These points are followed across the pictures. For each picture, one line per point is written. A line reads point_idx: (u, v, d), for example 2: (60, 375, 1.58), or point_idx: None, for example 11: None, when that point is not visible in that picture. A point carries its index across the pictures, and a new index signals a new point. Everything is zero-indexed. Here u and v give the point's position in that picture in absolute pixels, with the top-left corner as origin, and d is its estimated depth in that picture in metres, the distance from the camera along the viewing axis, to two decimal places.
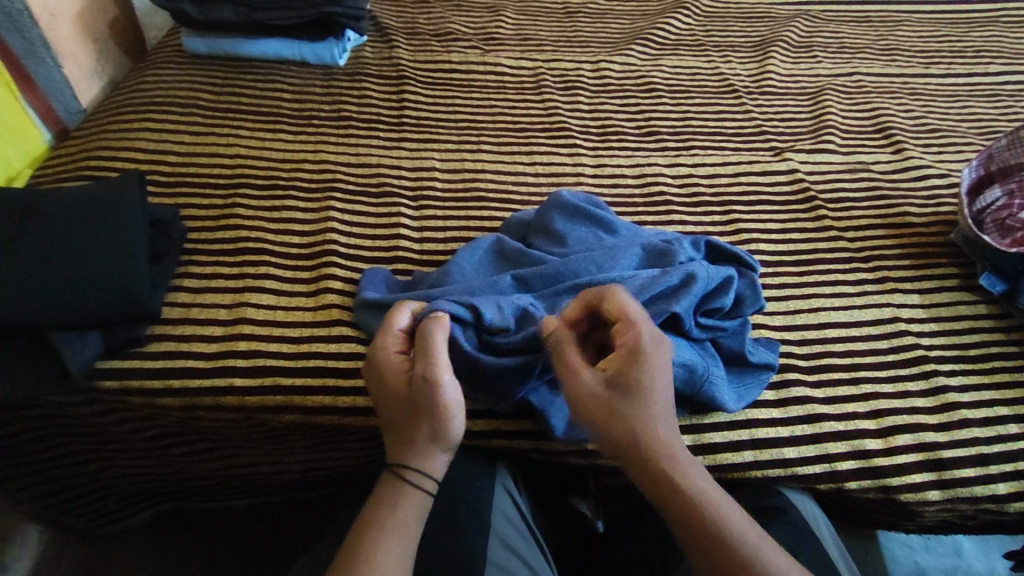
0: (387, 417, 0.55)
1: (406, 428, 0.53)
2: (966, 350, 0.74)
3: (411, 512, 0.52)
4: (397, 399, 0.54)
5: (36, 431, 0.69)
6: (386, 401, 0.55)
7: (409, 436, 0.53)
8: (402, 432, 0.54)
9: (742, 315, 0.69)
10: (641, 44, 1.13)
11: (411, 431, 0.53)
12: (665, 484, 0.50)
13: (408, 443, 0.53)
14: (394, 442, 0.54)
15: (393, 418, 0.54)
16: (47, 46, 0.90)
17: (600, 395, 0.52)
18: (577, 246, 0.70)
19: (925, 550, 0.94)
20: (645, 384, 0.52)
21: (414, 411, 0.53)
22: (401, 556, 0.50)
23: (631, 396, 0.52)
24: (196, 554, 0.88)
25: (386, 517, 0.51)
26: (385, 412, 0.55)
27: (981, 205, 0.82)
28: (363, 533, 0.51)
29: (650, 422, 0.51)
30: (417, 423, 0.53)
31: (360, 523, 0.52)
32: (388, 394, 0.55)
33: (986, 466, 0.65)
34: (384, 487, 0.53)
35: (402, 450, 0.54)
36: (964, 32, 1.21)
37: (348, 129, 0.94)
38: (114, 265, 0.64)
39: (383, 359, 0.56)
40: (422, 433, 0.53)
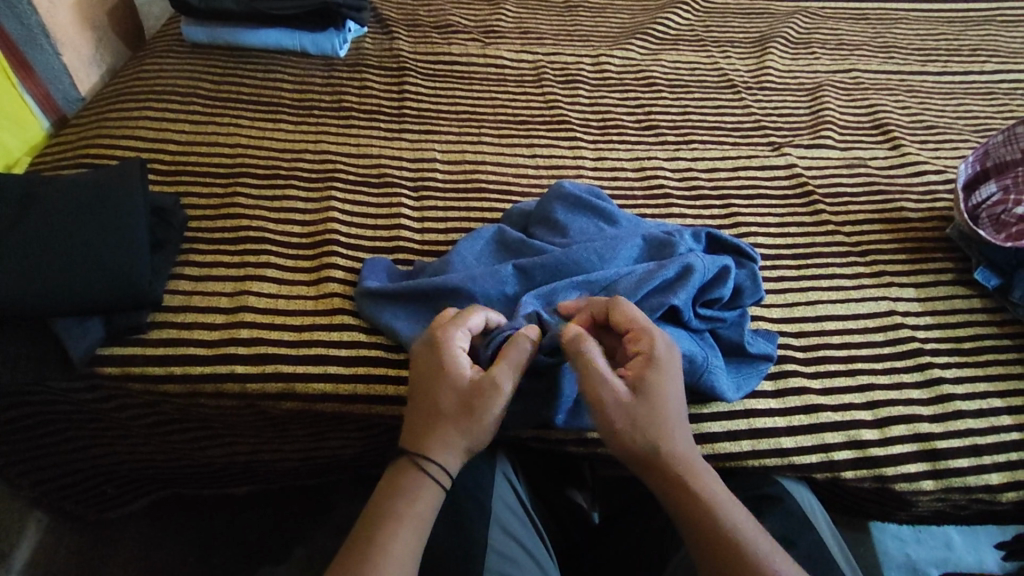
0: (434, 400, 0.54)
1: (451, 419, 0.53)
2: (960, 343, 0.75)
3: (423, 502, 0.52)
4: (459, 389, 0.54)
5: (36, 417, 0.69)
6: (446, 386, 0.54)
7: (449, 426, 0.53)
8: (447, 421, 0.53)
9: (741, 306, 0.70)
10: (640, 39, 1.13)
11: (452, 423, 0.53)
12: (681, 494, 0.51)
13: (441, 434, 0.53)
14: (427, 429, 0.54)
15: (443, 404, 0.54)
16: (46, 33, 0.89)
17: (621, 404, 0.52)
18: (578, 238, 0.70)
19: (916, 542, 0.95)
20: (663, 390, 0.53)
21: (471, 407, 0.53)
22: (410, 540, 0.50)
23: (650, 405, 0.53)
24: (195, 542, 0.88)
25: (398, 508, 0.52)
26: (436, 396, 0.54)
27: (976, 201, 0.82)
28: (375, 522, 0.51)
29: (671, 429, 0.53)
30: (468, 420, 0.53)
31: (373, 513, 0.52)
32: (451, 381, 0.54)
33: (980, 456, 0.66)
34: (398, 477, 0.53)
35: (435, 442, 0.53)
36: (961, 31, 1.22)
37: (349, 120, 0.94)
38: (118, 251, 0.64)
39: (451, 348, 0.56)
40: (461, 431, 0.53)
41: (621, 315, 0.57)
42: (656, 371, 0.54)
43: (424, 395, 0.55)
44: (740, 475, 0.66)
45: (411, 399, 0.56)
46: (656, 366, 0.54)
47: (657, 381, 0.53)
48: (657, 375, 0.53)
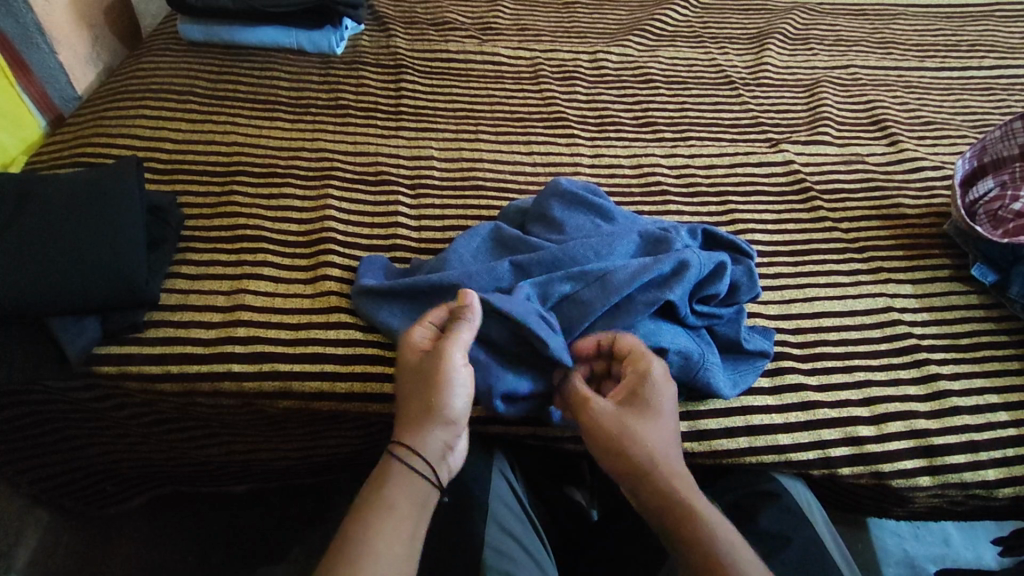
0: (397, 387, 0.57)
1: (406, 396, 0.55)
2: (957, 339, 0.75)
3: (418, 496, 0.52)
4: (412, 367, 0.56)
5: (34, 416, 0.69)
6: (402, 369, 0.57)
7: (405, 404, 0.55)
8: (404, 399, 0.55)
9: (737, 302, 0.70)
10: (638, 35, 1.13)
11: (413, 400, 0.55)
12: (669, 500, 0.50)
13: (405, 415, 0.55)
14: (398, 413, 0.56)
15: (402, 387, 0.56)
16: (42, 31, 0.89)
17: (610, 417, 0.54)
18: (574, 234, 0.70)
19: (913, 538, 0.96)
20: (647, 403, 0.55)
21: (421, 379, 0.55)
22: (406, 534, 0.50)
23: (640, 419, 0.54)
24: (193, 540, 0.88)
25: (392, 500, 0.51)
26: (399, 382, 0.57)
27: (974, 196, 0.83)
28: (367, 515, 0.50)
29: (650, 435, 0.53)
30: (419, 392, 0.55)
31: (365, 506, 0.51)
32: (405, 362, 0.57)
33: (976, 452, 0.66)
34: (390, 470, 0.53)
35: (399, 423, 0.55)
36: (959, 27, 1.22)
37: (345, 118, 0.94)
38: (114, 250, 0.64)
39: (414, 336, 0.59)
40: (419, 405, 0.54)
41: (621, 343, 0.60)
42: (649, 387, 0.56)
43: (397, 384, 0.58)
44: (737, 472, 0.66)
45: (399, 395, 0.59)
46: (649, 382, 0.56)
47: (649, 397, 0.55)
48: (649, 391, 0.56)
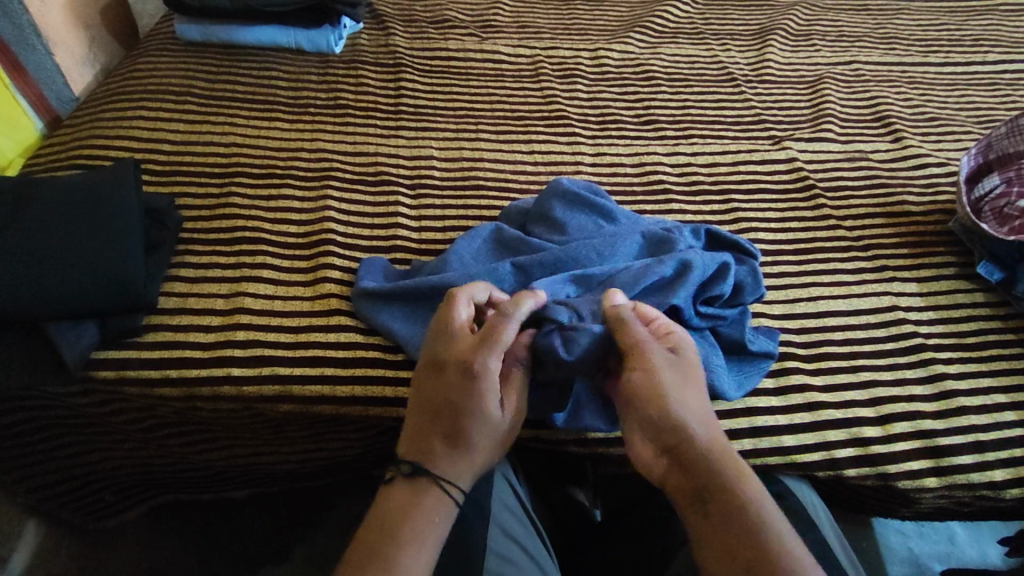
0: (468, 432, 0.53)
1: (482, 450, 0.53)
2: (964, 337, 0.74)
3: (444, 523, 0.52)
4: (493, 424, 0.54)
5: (33, 422, 0.69)
6: (484, 420, 0.53)
7: (477, 457, 0.53)
8: (476, 451, 0.53)
9: (742, 304, 0.69)
10: (639, 32, 1.12)
11: (482, 454, 0.54)
12: (716, 455, 0.50)
13: (469, 462, 0.53)
14: (457, 455, 0.53)
15: (478, 437, 0.53)
16: (37, 32, 0.89)
17: (670, 368, 0.53)
18: (576, 235, 0.70)
19: (919, 536, 0.95)
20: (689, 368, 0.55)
21: (498, 438, 0.54)
22: (428, 561, 0.49)
23: (693, 379, 0.54)
24: (194, 545, 0.88)
25: (419, 522, 0.51)
26: (473, 430, 0.53)
27: (979, 193, 0.82)
28: (393, 536, 0.50)
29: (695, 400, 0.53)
30: (494, 450, 0.55)
31: (389, 526, 0.51)
32: (488, 414, 0.53)
33: (983, 453, 0.66)
34: (419, 493, 0.52)
35: (462, 467, 0.53)
36: (963, 21, 1.21)
37: (344, 117, 0.93)
38: (112, 254, 0.63)
39: (489, 375, 0.53)
40: (484, 457, 0.54)
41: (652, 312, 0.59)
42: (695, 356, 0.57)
43: (457, 420, 0.53)
44: None
45: (435, 417, 0.53)
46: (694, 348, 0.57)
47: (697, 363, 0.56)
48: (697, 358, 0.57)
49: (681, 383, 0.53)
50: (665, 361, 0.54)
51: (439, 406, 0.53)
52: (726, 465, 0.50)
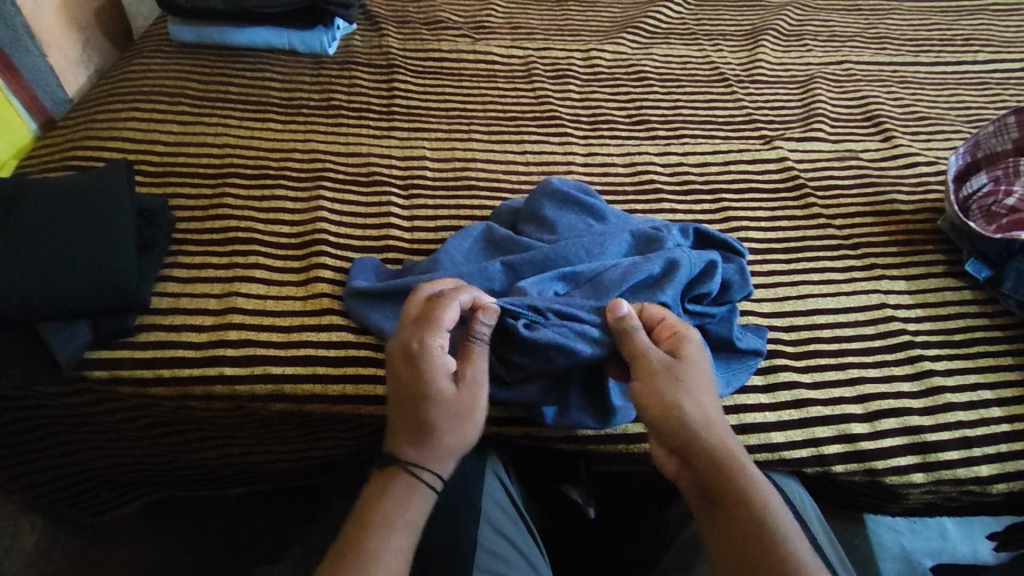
0: (422, 412, 0.52)
1: (442, 431, 0.52)
2: (951, 334, 0.75)
3: (416, 509, 0.52)
4: (449, 401, 0.53)
5: (28, 421, 0.69)
6: (437, 400, 0.53)
7: (438, 437, 0.52)
8: (435, 430, 0.52)
9: (729, 301, 0.69)
10: (632, 33, 1.13)
11: (443, 433, 0.52)
12: (723, 456, 0.50)
13: (431, 443, 0.52)
14: (418, 438, 0.52)
15: (432, 415, 0.52)
16: (31, 35, 0.89)
17: (672, 370, 0.53)
18: (566, 234, 0.70)
19: (910, 533, 0.96)
20: (700, 368, 0.54)
21: (458, 414, 0.53)
22: (400, 548, 0.49)
23: (700, 378, 0.54)
24: (189, 544, 0.88)
25: (389, 510, 0.51)
26: (425, 408, 0.52)
27: (967, 192, 0.83)
28: (364, 527, 0.50)
29: (706, 401, 0.53)
30: (457, 427, 0.53)
31: (361, 518, 0.51)
32: (438, 391, 0.53)
33: (970, 449, 0.66)
34: (389, 482, 0.52)
35: (425, 449, 0.52)
36: (953, 21, 1.22)
37: (337, 118, 0.94)
38: (105, 254, 0.63)
39: (430, 354, 0.54)
40: (449, 437, 0.53)
41: (657, 313, 0.59)
42: (704, 354, 0.56)
43: (411, 405, 0.53)
44: None
45: (395, 405, 0.54)
46: (701, 346, 0.57)
47: (704, 360, 0.55)
48: (705, 356, 0.56)
49: (685, 385, 0.53)
50: (666, 364, 0.53)
51: (395, 395, 0.54)
52: (732, 466, 0.50)
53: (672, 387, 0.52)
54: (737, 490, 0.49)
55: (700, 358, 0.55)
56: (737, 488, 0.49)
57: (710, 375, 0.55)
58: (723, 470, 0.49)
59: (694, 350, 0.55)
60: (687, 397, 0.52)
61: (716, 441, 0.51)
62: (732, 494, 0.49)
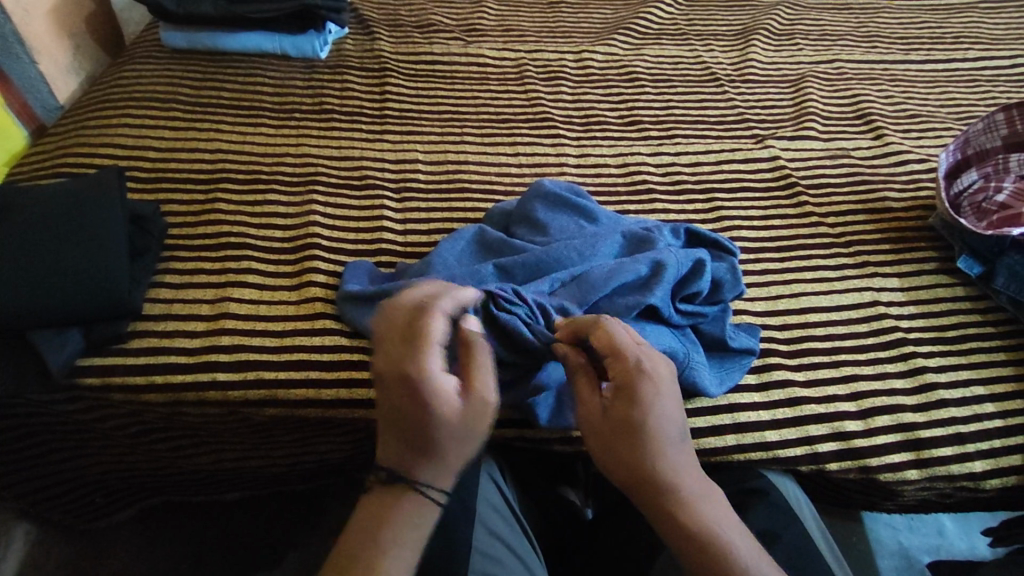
0: (429, 434, 0.49)
1: (452, 450, 0.50)
2: (944, 331, 0.75)
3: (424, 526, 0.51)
4: (455, 418, 0.49)
5: (20, 429, 0.69)
6: (443, 421, 0.49)
7: (448, 453, 0.50)
8: (444, 448, 0.50)
9: (722, 300, 0.69)
10: (623, 34, 1.13)
11: (453, 451, 0.50)
12: (669, 509, 0.50)
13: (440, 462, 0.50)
14: (428, 456, 0.50)
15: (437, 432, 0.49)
16: (20, 41, 0.89)
17: (608, 424, 0.51)
18: (558, 235, 0.70)
19: (908, 530, 0.96)
20: (637, 399, 0.51)
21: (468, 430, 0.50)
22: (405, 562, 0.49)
23: (638, 426, 0.50)
24: (185, 550, 0.88)
25: (394, 527, 0.50)
26: (430, 427, 0.49)
27: (958, 189, 0.84)
28: (370, 549, 0.49)
29: (641, 439, 0.50)
30: (467, 442, 0.50)
31: (365, 536, 0.50)
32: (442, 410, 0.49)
33: (963, 445, 0.66)
34: (396, 502, 0.50)
35: (433, 465, 0.50)
36: (943, 19, 1.22)
37: (330, 122, 0.94)
38: (96, 261, 0.63)
39: (426, 372, 0.49)
40: (457, 453, 0.50)
41: (604, 338, 0.54)
42: (650, 384, 0.51)
43: (412, 428, 0.49)
44: (726, 469, 0.66)
45: (393, 425, 0.50)
46: (647, 374, 0.51)
47: (648, 397, 0.51)
48: (649, 387, 0.51)
49: (623, 443, 0.50)
50: (603, 418, 0.52)
51: (391, 417, 0.50)
52: (674, 513, 0.50)
53: (606, 445, 0.51)
54: (687, 543, 0.49)
55: (640, 399, 0.51)
56: (684, 542, 0.49)
57: (660, 406, 0.51)
58: (665, 519, 0.50)
59: (633, 392, 0.51)
60: (624, 451, 0.50)
61: (656, 489, 0.50)
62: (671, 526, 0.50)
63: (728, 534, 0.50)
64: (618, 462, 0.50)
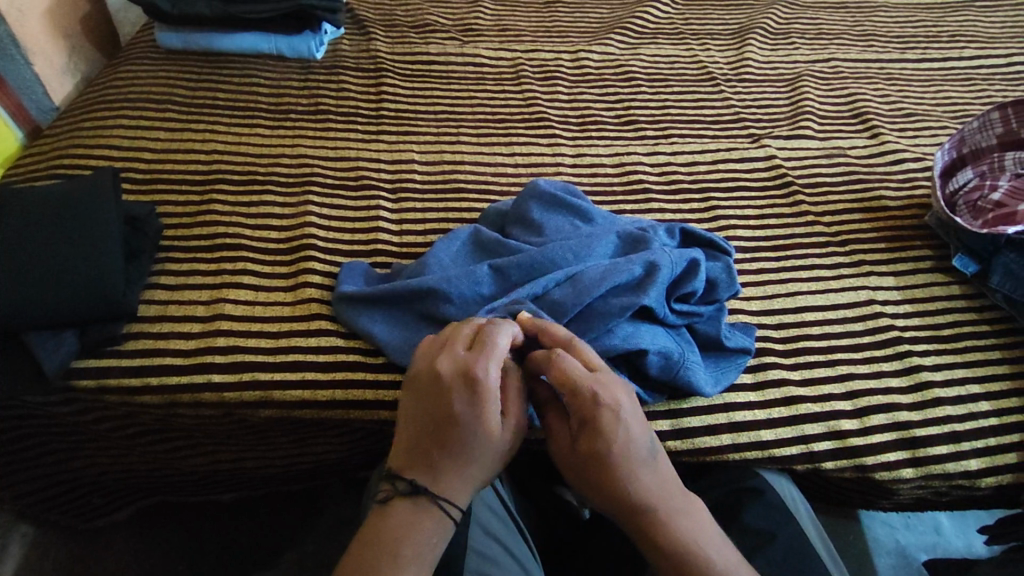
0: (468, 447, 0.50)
1: (481, 466, 0.51)
2: (939, 330, 0.75)
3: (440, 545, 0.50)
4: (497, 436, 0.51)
5: (17, 431, 0.69)
6: (487, 436, 0.51)
7: (475, 474, 0.51)
8: (475, 466, 0.51)
9: (717, 300, 0.69)
10: (620, 34, 1.13)
11: (482, 467, 0.51)
12: (647, 527, 0.50)
13: (467, 476, 0.51)
14: (458, 469, 0.50)
15: (476, 447, 0.51)
16: (15, 43, 0.89)
17: (575, 455, 0.52)
18: (553, 236, 0.70)
19: (905, 528, 0.96)
20: (598, 430, 0.50)
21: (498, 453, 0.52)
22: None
23: (603, 457, 0.50)
24: (182, 550, 0.88)
25: (413, 541, 0.49)
26: (472, 440, 0.50)
27: (953, 187, 0.83)
28: (392, 554, 0.49)
29: (607, 467, 0.50)
30: (494, 466, 0.52)
31: (384, 542, 0.49)
32: (489, 427, 0.51)
33: (959, 443, 0.66)
34: (421, 515, 0.50)
35: (460, 481, 0.51)
36: (939, 18, 1.22)
37: (326, 123, 0.94)
38: (91, 263, 0.63)
39: (485, 387, 0.51)
40: (483, 470, 0.51)
41: (558, 377, 0.52)
42: (609, 414, 0.51)
43: (454, 438, 0.50)
44: (722, 467, 0.66)
45: (435, 429, 0.51)
46: (606, 404, 0.51)
47: (609, 424, 0.50)
48: (609, 417, 0.51)
49: (590, 470, 0.51)
50: (571, 448, 0.52)
51: (437, 424, 0.51)
52: (654, 533, 0.50)
53: (580, 479, 0.52)
54: (668, 558, 0.49)
55: (602, 432, 0.50)
56: (666, 558, 0.49)
57: (623, 434, 0.51)
58: (646, 539, 0.50)
59: (593, 426, 0.51)
60: (593, 480, 0.51)
61: (633, 511, 0.50)
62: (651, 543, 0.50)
63: (710, 544, 0.50)
64: (590, 489, 0.51)
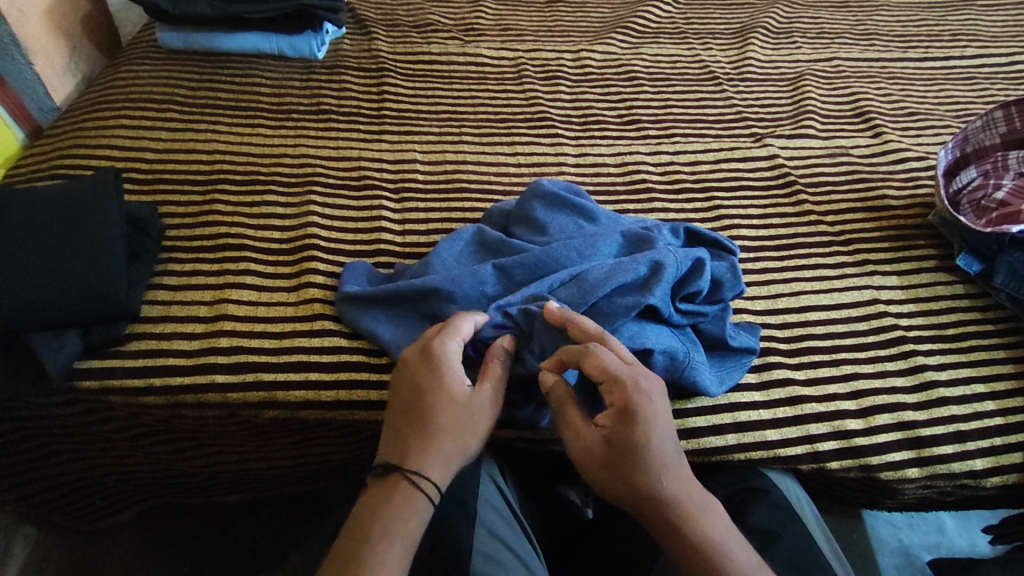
0: (435, 418, 0.53)
1: (451, 438, 0.53)
2: (944, 329, 0.75)
3: (415, 519, 0.51)
4: (462, 406, 0.54)
5: (19, 432, 0.69)
6: (452, 407, 0.54)
7: (444, 443, 0.53)
8: (442, 435, 0.53)
9: (722, 300, 0.68)
10: (622, 33, 1.13)
11: (453, 439, 0.53)
12: (676, 523, 0.50)
13: (439, 448, 0.53)
14: (430, 442, 0.53)
15: (446, 418, 0.54)
16: (16, 43, 0.89)
17: (606, 448, 0.51)
18: (557, 235, 0.70)
19: (909, 528, 0.96)
20: (635, 419, 0.50)
21: (465, 424, 0.54)
22: (398, 555, 0.50)
23: (639, 448, 0.50)
24: (184, 552, 0.88)
25: (387, 521, 0.51)
26: (439, 411, 0.54)
27: (957, 186, 0.84)
28: (363, 535, 0.50)
29: (642, 459, 0.50)
30: (464, 436, 0.54)
31: (359, 525, 0.51)
32: (451, 396, 0.54)
33: (963, 442, 0.66)
34: (391, 492, 0.52)
35: (433, 454, 0.53)
36: (941, 17, 1.22)
37: (328, 123, 0.93)
38: (94, 263, 0.63)
39: (448, 361, 0.55)
40: (454, 443, 0.53)
41: (598, 365, 0.53)
42: (648, 402, 0.51)
43: (423, 412, 0.54)
44: (727, 467, 0.66)
45: (402, 406, 0.55)
46: (643, 394, 0.52)
47: (647, 415, 0.51)
48: (647, 405, 0.51)
49: (623, 463, 0.50)
50: (601, 441, 0.51)
51: (407, 401, 0.55)
52: (680, 525, 0.50)
53: (607, 469, 0.51)
54: (697, 555, 0.49)
55: (641, 421, 0.50)
56: (694, 555, 0.49)
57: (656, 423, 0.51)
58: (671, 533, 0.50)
59: (632, 414, 0.51)
60: (625, 473, 0.50)
61: (663, 506, 0.50)
62: (679, 539, 0.50)
63: (734, 542, 0.51)
64: (620, 484, 0.51)
